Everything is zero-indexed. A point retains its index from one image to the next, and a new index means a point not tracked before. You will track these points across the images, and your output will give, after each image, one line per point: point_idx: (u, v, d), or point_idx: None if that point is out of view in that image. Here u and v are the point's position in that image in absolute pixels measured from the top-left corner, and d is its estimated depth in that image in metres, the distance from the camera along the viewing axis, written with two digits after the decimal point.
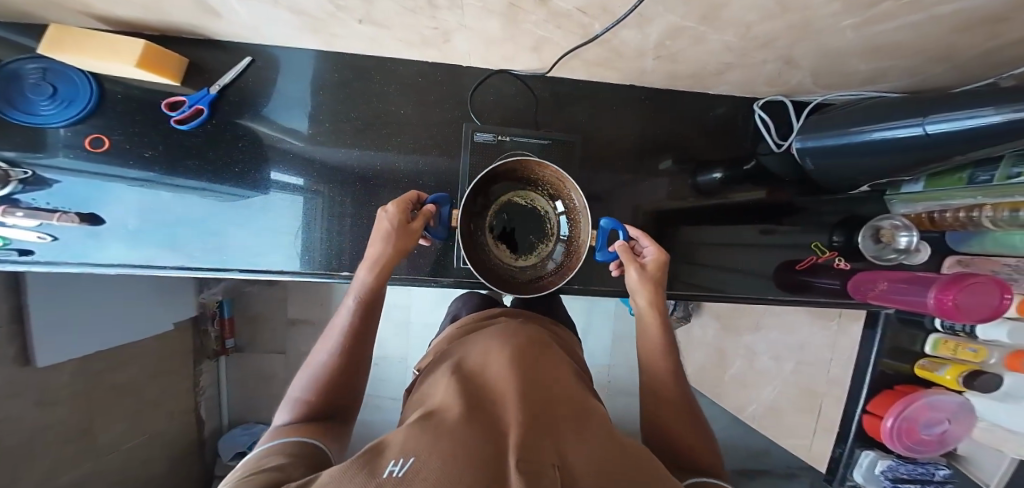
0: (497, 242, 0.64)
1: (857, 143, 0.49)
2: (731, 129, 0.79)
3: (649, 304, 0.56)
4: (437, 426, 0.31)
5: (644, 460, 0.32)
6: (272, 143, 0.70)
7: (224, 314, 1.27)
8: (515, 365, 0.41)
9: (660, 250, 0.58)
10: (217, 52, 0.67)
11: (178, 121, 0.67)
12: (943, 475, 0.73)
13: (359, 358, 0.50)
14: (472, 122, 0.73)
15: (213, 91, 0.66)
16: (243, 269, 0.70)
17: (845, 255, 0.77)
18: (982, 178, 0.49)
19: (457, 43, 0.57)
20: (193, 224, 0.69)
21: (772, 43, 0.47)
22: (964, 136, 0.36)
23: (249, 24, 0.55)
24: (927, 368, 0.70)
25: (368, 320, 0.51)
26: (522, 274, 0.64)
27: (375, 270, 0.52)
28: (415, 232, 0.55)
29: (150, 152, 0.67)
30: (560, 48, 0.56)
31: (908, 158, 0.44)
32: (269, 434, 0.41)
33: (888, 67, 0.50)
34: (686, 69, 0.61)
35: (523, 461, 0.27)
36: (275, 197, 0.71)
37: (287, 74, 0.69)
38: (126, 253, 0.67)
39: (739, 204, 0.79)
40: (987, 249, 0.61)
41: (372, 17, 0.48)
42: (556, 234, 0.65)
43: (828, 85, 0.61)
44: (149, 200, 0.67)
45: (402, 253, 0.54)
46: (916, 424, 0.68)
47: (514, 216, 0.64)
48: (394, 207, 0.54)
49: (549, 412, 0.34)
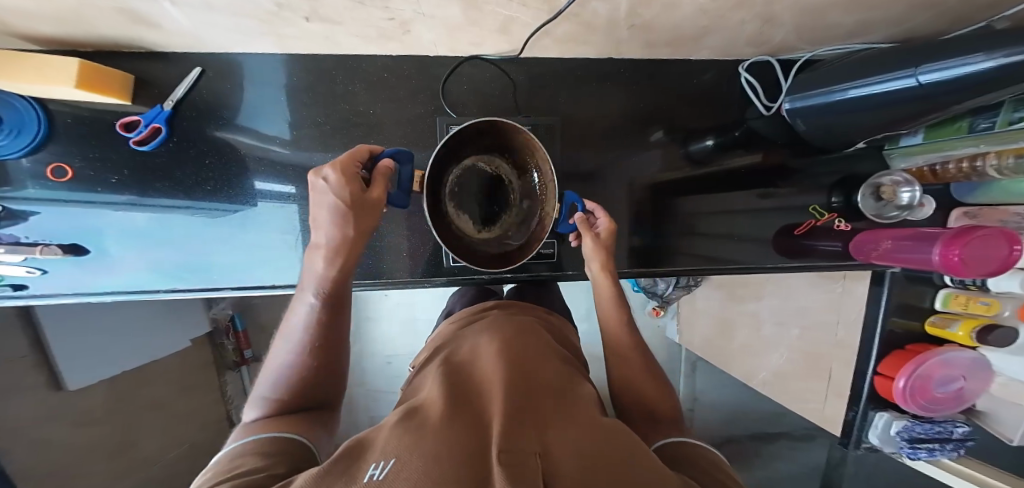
0: (457, 209, 0.58)
1: (848, 99, 0.46)
2: (717, 95, 0.75)
3: (601, 270, 0.58)
4: (420, 424, 0.31)
5: (629, 445, 0.31)
6: (249, 152, 0.69)
7: (236, 327, 1.22)
8: (501, 357, 0.39)
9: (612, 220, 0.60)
10: (172, 66, 0.65)
11: (138, 142, 0.65)
12: (962, 432, 0.70)
13: (325, 350, 0.47)
14: (446, 116, 0.71)
15: (167, 107, 0.64)
16: (234, 286, 0.70)
17: (846, 215, 0.74)
18: (982, 125, 0.46)
19: (419, 32, 0.55)
20: (180, 245, 0.68)
21: (748, 2, 0.43)
22: (959, 85, 0.33)
23: (189, 31, 0.52)
24: (938, 324, 0.68)
25: (334, 316, 0.48)
26: (484, 247, 0.59)
27: (333, 260, 0.46)
28: (376, 200, 0.46)
29: (117, 177, 0.66)
30: (527, 27, 0.53)
31: (903, 112, 0.41)
32: (235, 435, 0.40)
33: (873, 18, 0.47)
34: (662, 37, 0.58)
35: (504, 452, 0.26)
36: (263, 208, 0.70)
37: (252, 80, 0.67)
38: (116, 279, 0.67)
39: (734, 171, 0.76)
40: (994, 198, 0.57)
41: (319, 13, 0.46)
42: (520, 204, 0.59)
43: (815, 41, 0.57)
44: (129, 225, 0.67)
45: (365, 231, 0.46)
46: (930, 381, 0.66)
47: (477, 185, 0.58)
48: (337, 173, 0.43)
49: (535, 401, 0.33)
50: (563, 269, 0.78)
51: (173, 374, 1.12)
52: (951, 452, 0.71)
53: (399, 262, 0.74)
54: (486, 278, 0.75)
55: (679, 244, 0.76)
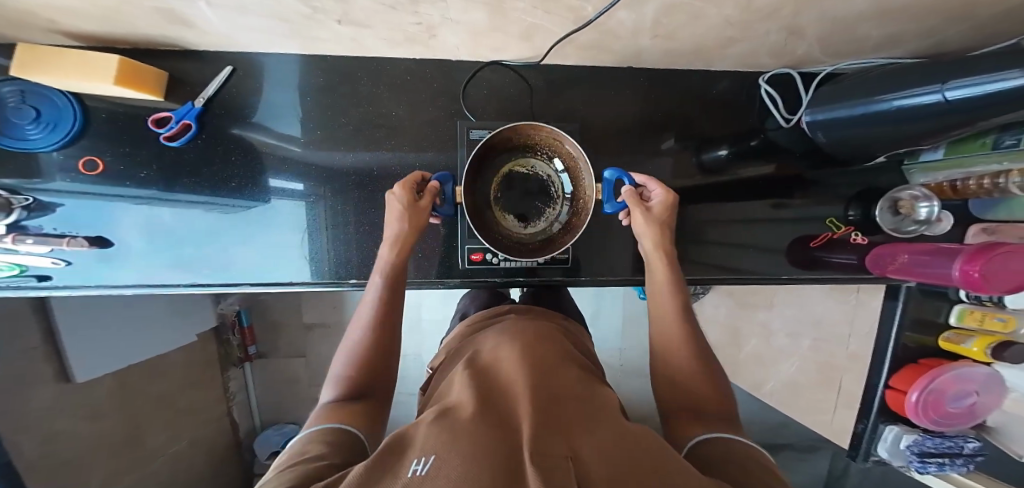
0: (503, 213, 0.68)
1: (872, 113, 0.46)
2: (735, 105, 0.76)
3: (655, 246, 0.58)
4: (454, 423, 0.31)
5: (658, 451, 0.31)
6: (269, 151, 0.70)
7: (243, 323, 1.27)
8: (524, 360, 0.40)
9: (666, 193, 0.60)
10: (202, 65, 0.66)
11: (168, 138, 0.66)
12: (972, 447, 0.70)
13: (389, 336, 0.49)
14: (466, 120, 0.72)
15: (198, 105, 0.66)
16: (255, 282, 0.71)
17: (862, 229, 0.74)
18: (1008, 142, 0.46)
19: (445, 37, 0.56)
20: (203, 241, 0.70)
21: (776, 13, 0.44)
22: (984, 101, 0.34)
23: (225, 32, 0.53)
24: (953, 340, 0.68)
25: (397, 293, 0.52)
26: (532, 239, 0.68)
27: (396, 248, 0.54)
28: (426, 209, 0.58)
29: (145, 172, 0.67)
30: (553, 34, 0.54)
31: (927, 126, 0.41)
32: (315, 418, 0.40)
33: (899, 33, 0.47)
34: (685, 46, 0.58)
35: (537, 455, 0.26)
36: (277, 204, 0.71)
37: (274, 80, 0.68)
38: (140, 273, 0.68)
39: (748, 181, 0.76)
40: (1015, 214, 0.58)
41: (351, 17, 0.47)
42: (560, 195, 0.67)
43: (837, 55, 0.57)
44: (152, 219, 0.68)
45: (418, 228, 0.56)
46: (943, 397, 0.66)
47: (517, 188, 0.68)
48: (400, 188, 0.56)
49: (562, 404, 0.34)
50: (578, 276, 0.79)
51: (178, 370, 1.12)
52: (960, 467, 0.71)
53: (413, 262, 0.74)
54: (497, 281, 0.76)
55: (690, 253, 0.76)
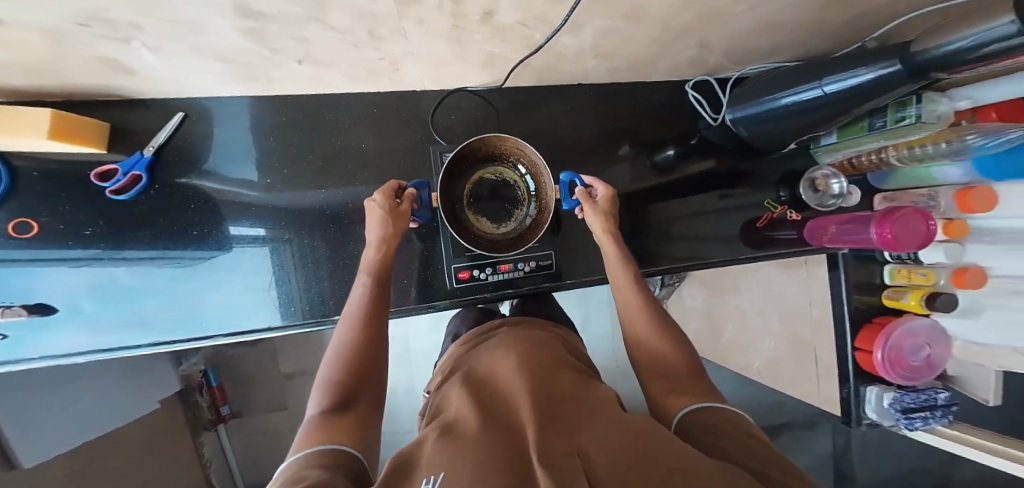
0: (477, 216, 0.74)
1: (770, 110, 0.55)
2: (673, 111, 0.84)
3: (603, 229, 0.70)
4: (459, 439, 0.36)
5: (642, 429, 0.36)
6: (225, 197, 0.72)
7: (212, 383, 1.25)
8: (517, 371, 0.45)
9: (608, 188, 0.72)
10: (147, 114, 0.68)
11: (115, 191, 0.67)
12: (944, 399, 0.74)
13: (372, 341, 0.55)
14: (438, 144, 0.78)
15: (149, 154, 0.67)
16: (224, 333, 0.73)
17: (795, 207, 0.82)
18: (878, 124, 0.54)
19: (407, 69, 0.62)
20: (161, 296, 0.70)
21: (687, 31, 0.52)
22: (854, 92, 0.42)
23: (165, 76, 0.56)
24: (894, 297, 0.76)
25: (383, 295, 0.60)
26: (506, 237, 0.76)
27: (379, 249, 0.62)
28: (405, 212, 0.64)
29: (91, 229, 0.67)
30: (510, 60, 0.61)
31: (813, 116, 0.49)
32: (301, 435, 0.43)
33: (784, 43, 0.55)
34: (623, 63, 0.66)
35: (538, 456, 0.32)
36: (241, 252, 0.73)
37: (222, 121, 0.71)
38: (90, 337, 0.68)
39: (699, 175, 0.84)
40: (903, 182, 0.69)
41: (311, 56, 0.52)
42: (527, 196, 0.74)
43: (739, 62, 0.65)
44: (100, 278, 0.68)
45: (399, 232, 0.63)
46: (902, 351, 0.72)
47: (489, 193, 0.74)
48: (380, 195, 0.63)
49: (553, 406, 0.40)
50: (562, 280, 0.85)
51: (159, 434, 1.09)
52: (942, 420, 0.75)
53: (398, 289, 0.79)
54: (488, 296, 0.82)
55: (660, 248, 0.83)
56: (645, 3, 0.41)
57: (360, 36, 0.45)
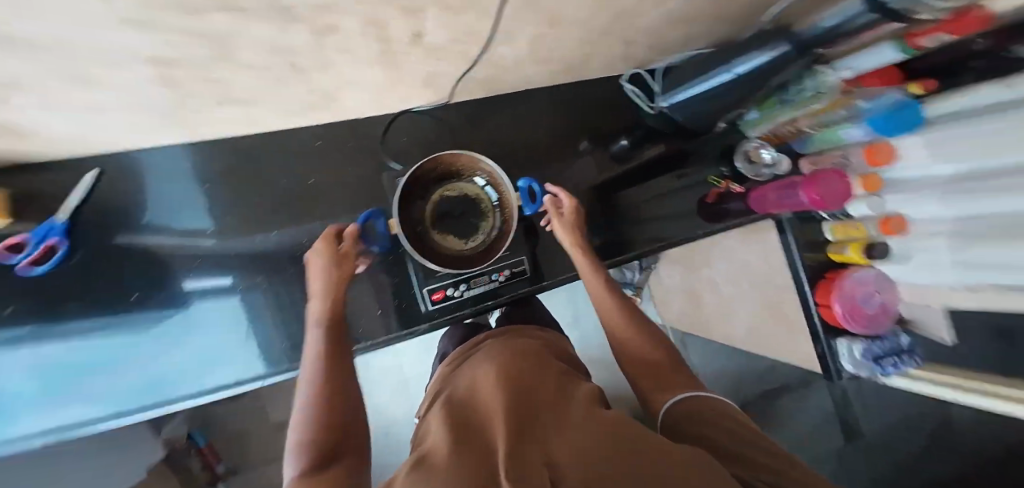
0: (443, 235, 0.77)
1: (699, 95, 0.59)
2: (614, 106, 0.89)
3: (570, 242, 0.76)
4: (433, 468, 0.36)
5: (621, 433, 0.38)
6: (176, 251, 0.70)
7: (201, 443, 1.18)
8: (492, 392, 0.46)
9: (569, 197, 0.78)
10: (70, 179, 0.64)
11: (29, 264, 0.62)
12: (906, 342, 0.84)
13: (340, 380, 0.54)
14: (392, 171, 0.81)
15: (62, 219, 0.63)
16: (194, 393, 0.68)
17: (735, 180, 0.88)
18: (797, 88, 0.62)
19: (346, 99, 0.64)
20: (112, 365, 0.65)
21: (608, 31, 0.56)
22: (761, 69, 0.47)
23: (63, 137, 0.50)
24: (838, 251, 0.84)
25: (337, 334, 0.60)
26: (475, 251, 0.78)
27: (322, 297, 0.62)
28: (349, 253, 0.67)
29: (13, 307, 0.62)
30: (450, 77, 0.64)
31: (731, 94, 0.54)
32: None
33: (695, 31, 0.61)
34: (560, 66, 0.70)
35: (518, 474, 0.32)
36: (200, 306, 0.70)
37: (158, 177, 0.69)
38: (33, 423, 0.61)
39: (653, 161, 0.89)
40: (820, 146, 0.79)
41: (230, 96, 0.49)
42: (490, 207, 0.78)
43: (665, 52, 0.69)
44: (38, 356, 0.62)
45: (345, 272, 0.65)
46: (857, 301, 0.81)
47: (452, 211, 0.77)
48: (321, 244, 0.65)
49: (528, 417, 0.41)
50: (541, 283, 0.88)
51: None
52: (910, 363, 0.83)
53: (375, 322, 0.78)
54: (469, 312, 0.82)
55: (631, 234, 0.87)
56: (563, 10, 0.45)
57: (281, 68, 0.44)
